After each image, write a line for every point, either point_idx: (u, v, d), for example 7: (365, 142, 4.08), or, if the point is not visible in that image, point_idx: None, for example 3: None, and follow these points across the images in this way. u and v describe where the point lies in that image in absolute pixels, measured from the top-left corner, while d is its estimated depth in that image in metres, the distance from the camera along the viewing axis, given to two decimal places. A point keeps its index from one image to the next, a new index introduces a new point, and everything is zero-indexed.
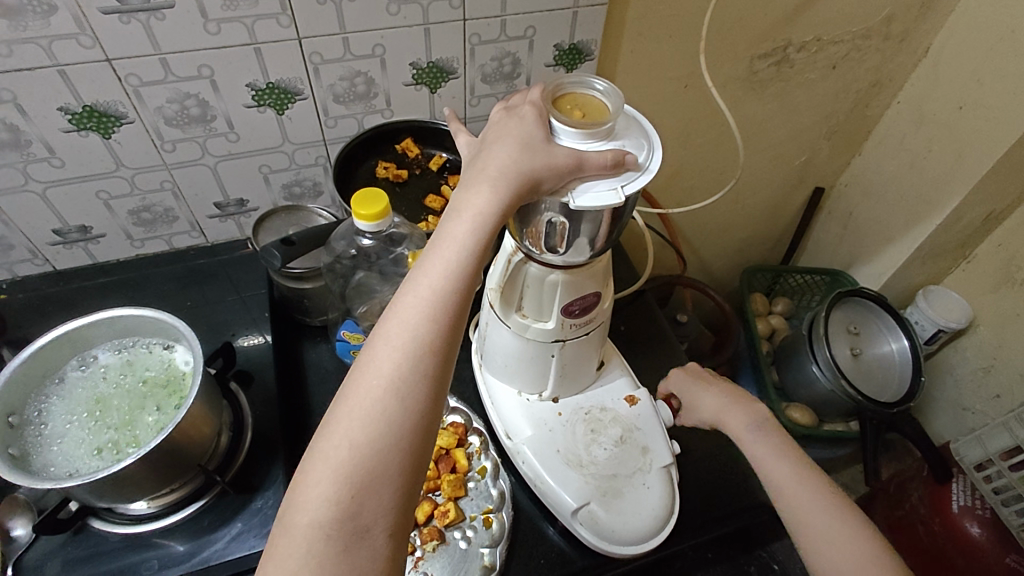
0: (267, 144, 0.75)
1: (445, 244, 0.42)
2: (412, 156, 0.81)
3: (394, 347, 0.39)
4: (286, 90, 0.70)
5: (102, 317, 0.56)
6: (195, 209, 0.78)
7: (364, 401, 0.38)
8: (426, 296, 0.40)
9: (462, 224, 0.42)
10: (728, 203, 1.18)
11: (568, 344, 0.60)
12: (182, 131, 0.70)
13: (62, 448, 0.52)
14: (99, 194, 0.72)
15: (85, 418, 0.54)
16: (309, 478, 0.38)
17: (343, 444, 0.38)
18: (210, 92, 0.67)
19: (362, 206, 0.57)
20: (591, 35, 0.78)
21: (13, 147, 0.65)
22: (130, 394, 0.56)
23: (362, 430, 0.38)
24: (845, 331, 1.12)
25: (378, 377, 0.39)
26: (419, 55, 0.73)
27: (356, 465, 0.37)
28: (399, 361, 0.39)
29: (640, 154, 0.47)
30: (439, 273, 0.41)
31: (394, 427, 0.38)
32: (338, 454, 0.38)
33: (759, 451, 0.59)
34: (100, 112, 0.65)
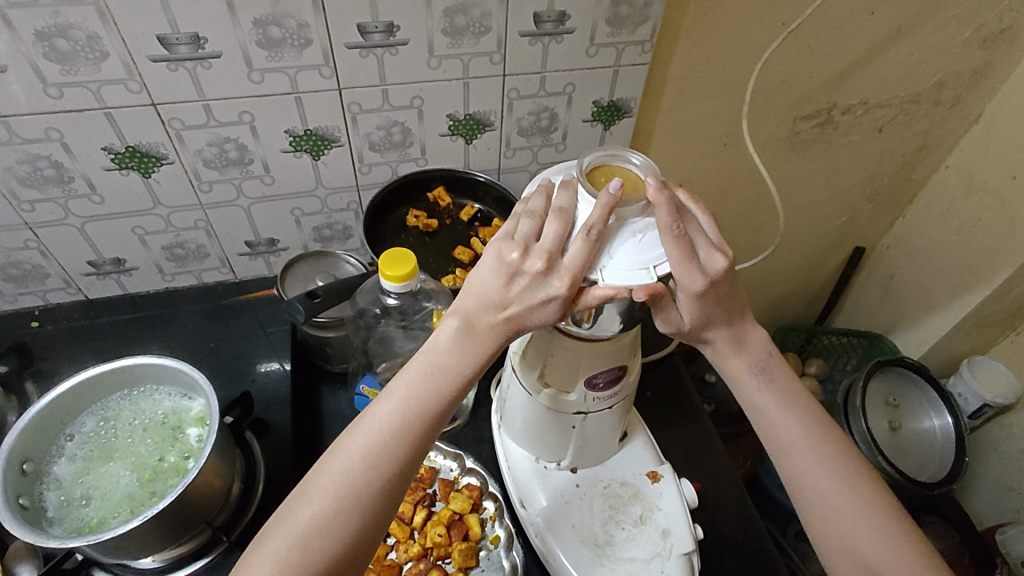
0: (300, 188, 0.75)
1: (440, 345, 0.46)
2: (444, 205, 0.80)
3: (374, 431, 0.44)
4: (323, 137, 0.71)
5: (140, 361, 0.56)
6: (226, 246, 0.79)
7: (336, 477, 0.43)
8: (414, 392, 0.45)
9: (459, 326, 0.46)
10: (762, 262, 1.15)
11: (590, 416, 0.57)
12: (220, 173, 0.70)
13: (73, 498, 0.51)
14: (135, 230, 0.73)
15: (97, 470, 0.53)
16: (298, 512, 0.43)
17: (306, 512, 0.42)
18: (249, 137, 0.68)
19: (389, 267, 0.56)
20: (631, 93, 0.77)
21: (56, 183, 0.66)
22: (140, 445, 0.55)
23: (326, 504, 0.42)
24: (883, 404, 1.07)
25: (353, 456, 0.44)
26: (456, 108, 0.73)
27: (311, 537, 0.42)
28: (373, 448, 0.44)
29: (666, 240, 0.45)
30: (457, 359, 0.46)
31: (354, 506, 0.43)
32: (300, 520, 0.42)
33: (803, 472, 0.50)
34: (141, 153, 0.66)
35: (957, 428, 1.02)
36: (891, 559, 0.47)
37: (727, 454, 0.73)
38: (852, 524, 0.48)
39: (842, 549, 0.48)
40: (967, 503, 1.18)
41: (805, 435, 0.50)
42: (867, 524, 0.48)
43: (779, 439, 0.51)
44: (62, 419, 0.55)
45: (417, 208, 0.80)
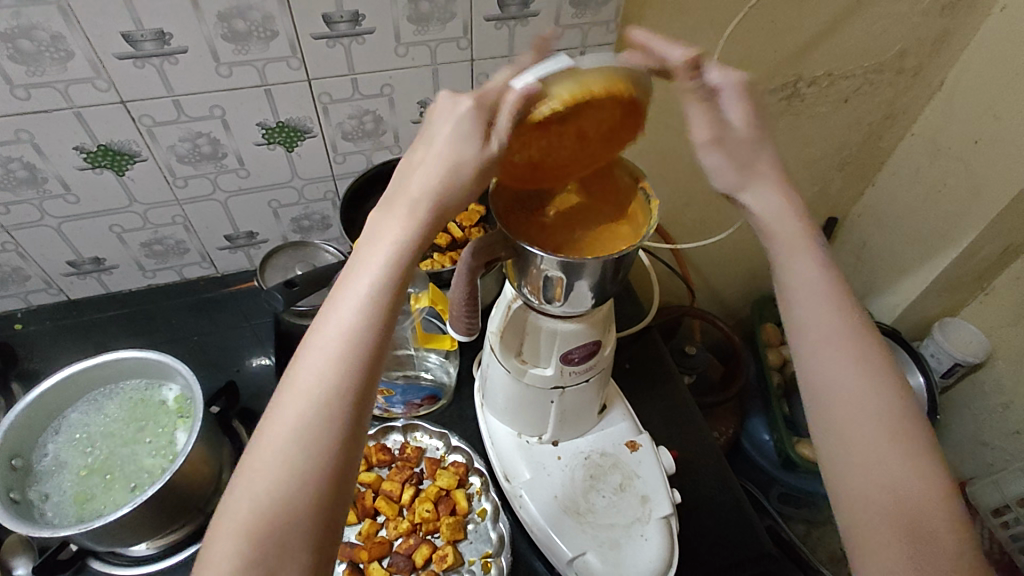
0: (275, 180, 0.76)
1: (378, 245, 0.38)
2: None
3: (325, 358, 0.36)
4: (295, 128, 0.71)
5: (130, 356, 0.57)
6: (205, 241, 0.79)
7: (290, 419, 0.35)
8: (361, 303, 0.37)
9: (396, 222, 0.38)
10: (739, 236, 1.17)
11: (567, 390, 0.59)
12: (194, 168, 0.71)
13: (63, 490, 0.53)
14: (112, 228, 0.74)
15: (84, 461, 0.54)
16: (254, 465, 0.35)
17: (262, 468, 0.35)
18: (221, 131, 0.68)
19: None
20: None
21: (30, 185, 0.66)
22: (126, 436, 0.56)
23: (285, 453, 0.35)
24: None
25: (305, 394, 0.36)
26: (426, 94, 0.73)
27: (274, 494, 0.34)
28: (326, 377, 0.36)
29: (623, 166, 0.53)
30: (379, 264, 0.38)
31: (317, 448, 0.35)
32: (259, 473, 0.35)
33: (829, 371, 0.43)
34: (114, 151, 0.66)
35: (929, 388, 1.05)
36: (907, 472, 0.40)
37: (705, 421, 0.75)
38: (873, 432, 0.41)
39: (859, 459, 0.41)
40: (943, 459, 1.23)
41: (842, 328, 0.43)
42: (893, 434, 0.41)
43: (807, 331, 0.44)
44: (53, 411, 0.56)
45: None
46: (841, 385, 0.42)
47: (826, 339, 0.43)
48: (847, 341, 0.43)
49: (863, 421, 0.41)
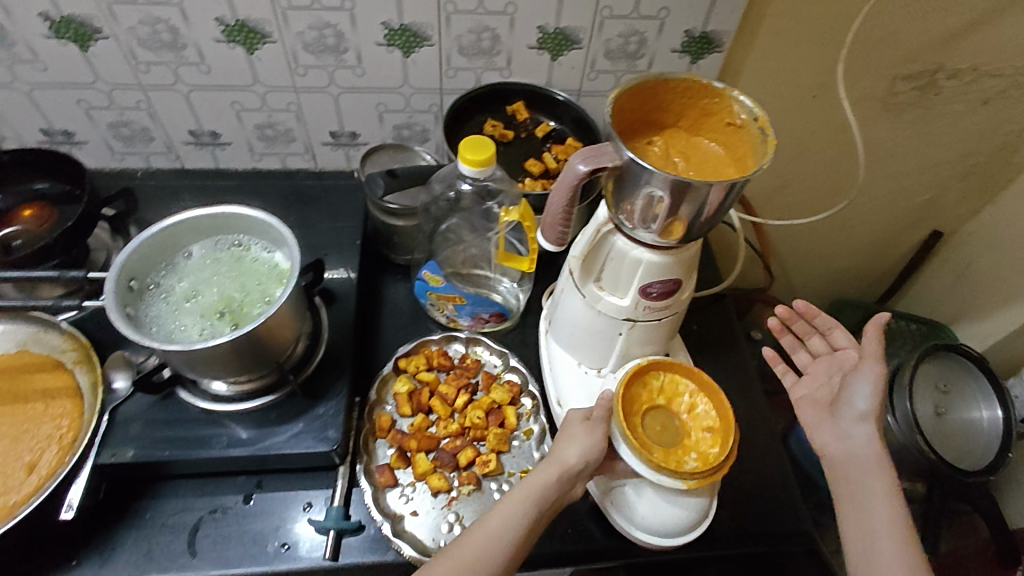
0: (386, 83, 0.78)
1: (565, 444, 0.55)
2: (521, 119, 0.81)
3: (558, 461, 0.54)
4: (416, 34, 0.73)
5: (243, 211, 0.60)
6: (312, 133, 0.83)
7: (529, 488, 0.52)
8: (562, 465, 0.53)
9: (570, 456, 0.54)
10: (831, 229, 1.12)
11: (637, 325, 0.59)
12: (316, 58, 0.74)
13: (165, 319, 0.56)
14: (233, 104, 0.78)
15: (187, 299, 0.58)
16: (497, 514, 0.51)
17: (508, 509, 0.51)
18: (348, 25, 0.71)
19: (469, 152, 0.58)
20: (725, 26, 0.75)
21: (171, 48, 0.71)
22: (227, 286, 0.59)
23: (518, 509, 0.51)
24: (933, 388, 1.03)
25: (533, 490, 0.52)
26: (547, 20, 0.73)
27: (511, 527, 0.50)
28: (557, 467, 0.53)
29: (738, 103, 0.52)
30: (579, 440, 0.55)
31: (539, 496, 0.52)
32: (505, 515, 0.51)
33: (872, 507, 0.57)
34: (249, 28, 0.70)
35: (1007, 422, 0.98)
36: None
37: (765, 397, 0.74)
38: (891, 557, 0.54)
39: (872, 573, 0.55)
40: (1004, 507, 1.15)
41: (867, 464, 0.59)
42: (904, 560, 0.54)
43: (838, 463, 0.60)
44: (166, 248, 0.60)
45: (496, 119, 0.82)
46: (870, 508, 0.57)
47: (879, 511, 0.57)
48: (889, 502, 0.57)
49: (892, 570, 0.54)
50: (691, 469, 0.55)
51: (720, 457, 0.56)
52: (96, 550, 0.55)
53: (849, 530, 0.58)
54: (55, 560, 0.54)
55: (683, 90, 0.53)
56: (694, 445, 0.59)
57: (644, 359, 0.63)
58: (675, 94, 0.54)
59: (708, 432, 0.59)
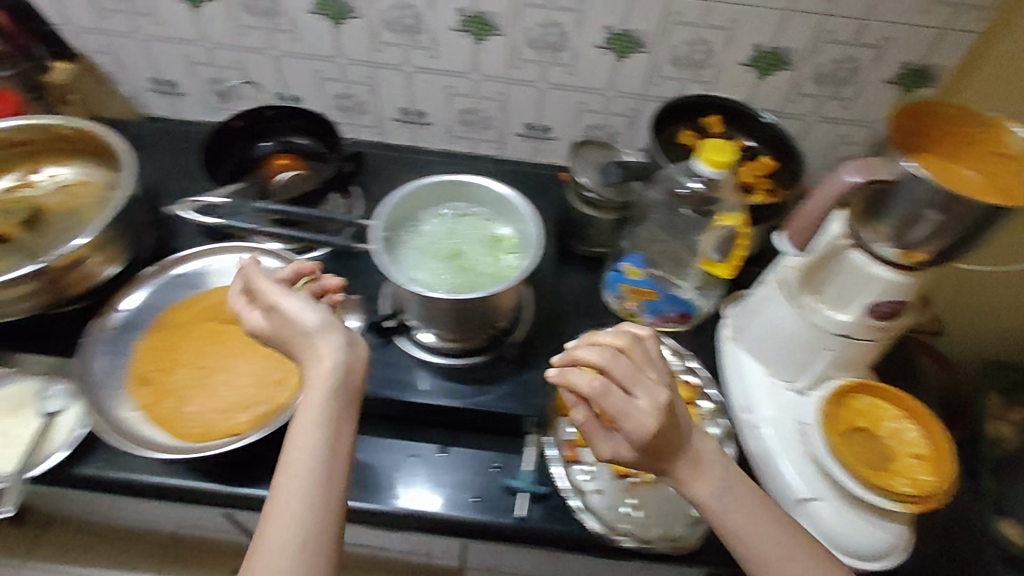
0: (592, 84, 0.81)
1: (302, 415, 0.48)
2: (714, 132, 0.78)
3: (308, 435, 0.47)
4: (635, 40, 0.76)
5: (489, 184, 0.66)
6: (509, 124, 0.88)
7: (294, 480, 0.46)
8: (311, 443, 0.47)
9: (310, 416, 0.48)
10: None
11: (850, 342, 0.59)
12: (536, 53, 0.79)
13: (416, 268, 0.63)
14: (447, 88, 0.85)
15: (432, 253, 0.65)
16: (280, 509, 0.45)
17: (288, 501, 0.45)
18: (574, 25, 0.75)
19: (710, 152, 0.62)
20: (945, 61, 0.75)
21: (410, 32, 0.78)
22: (470, 244, 0.66)
23: (299, 501, 0.45)
24: None
25: (294, 472, 0.46)
26: (764, 39, 0.75)
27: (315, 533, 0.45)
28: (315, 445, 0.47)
29: (1012, 132, 0.51)
30: (315, 414, 0.48)
31: (311, 479, 0.46)
32: (284, 507, 0.45)
33: None
34: (484, 19, 0.76)
35: None
36: None
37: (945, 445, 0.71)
38: None
39: None
40: None
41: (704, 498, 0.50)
42: None
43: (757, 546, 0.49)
44: (415, 208, 0.67)
45: (688, 130, 0.79)
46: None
47: (767, 553, 0.49)
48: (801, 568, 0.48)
49: None
50: (904, 492, 0.55)
51: (937, 486, 0.56)
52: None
53: None
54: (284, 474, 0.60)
55: (951, 113, 0.53)
56: (902, 470, 0.58)
57: (846, 380, 0.63)
58: (946, 123, 0.54)
59: (916, 459, 0.59)
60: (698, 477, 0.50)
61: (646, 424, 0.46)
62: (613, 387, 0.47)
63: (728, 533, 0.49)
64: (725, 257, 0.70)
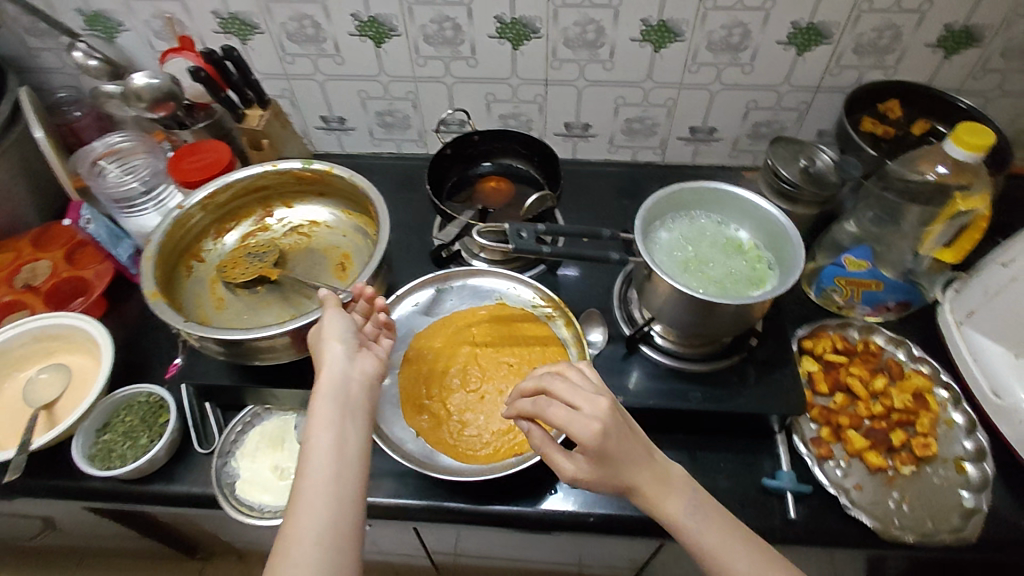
0: (629, 77, 0.83)
1: (314, 431, 0.51)
2: None
3: (327, 447, 0.51)
4: (671, 30, 0.77)
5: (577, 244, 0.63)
6: (548, 124, 0.91)
7: (305, 481, 0.49)
8: (323, 448, 0.51)
9: (326, 432, 0.51)
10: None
11: None
12: (573, 52, 0.80)
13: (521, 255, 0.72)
14: (487, 95, 0.87)
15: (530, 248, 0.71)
16: (300, 514, 0.47)
17: (306, 497, 0.48)
18: (610, 21, 0.76)
19: None
20: (991, 19, 0.74)
21: (449, 44, 0.80)
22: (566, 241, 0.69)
23: (321, 504, 0.48)
24: None
25: (312, 474, 0.49)
26: (803, 15, 0.74)
27: (326, 515, 0.48)
28: (326, 442, 0.51)
29: None
30: (328, 428, 0.51)
31: (323, 469, 0.50)
32: (314, 513, 0.48)
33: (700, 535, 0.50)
34: (521, 25, 0.77)
35: None
36: None
37: None
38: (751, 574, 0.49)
39: None
40: None
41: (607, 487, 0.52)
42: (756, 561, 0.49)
43: (678, 521, 0.51)
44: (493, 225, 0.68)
45: None
46: (700, 532, 0.50)
47: (686, 513, 0.51)
48: (710, 518, 0.51)
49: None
50: None
51: None
52: (417, 475, 0.66)
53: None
54: (386, 480, 0.65)
55: None
56: None
57: None
58: None
59: None
60: (666, 492, 0.52)
61: (604, 422, 0.50)
62: (612, 428, 0.51)
63: (707, 550, 0.50)
64: (754, 238, 0.70)
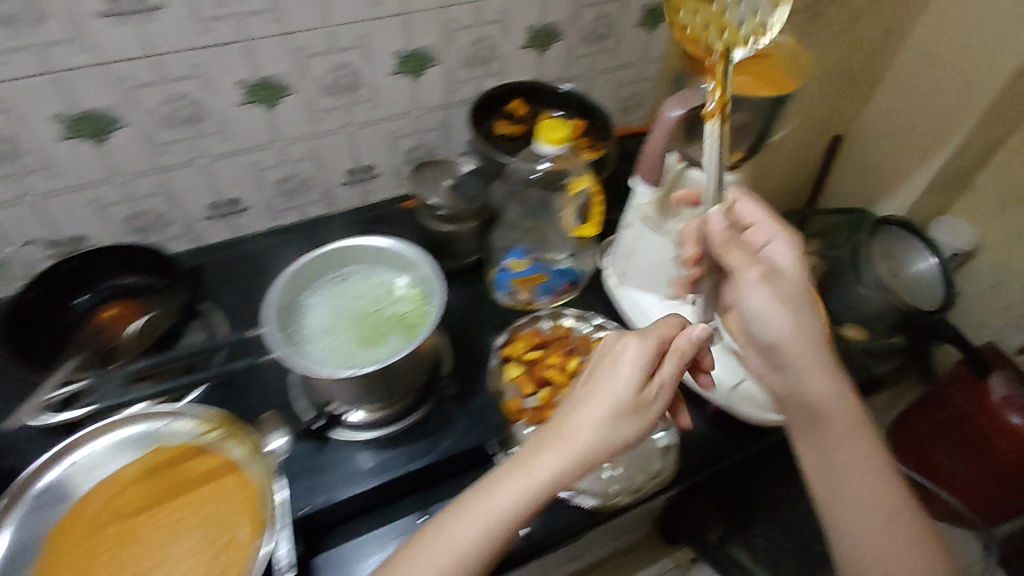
0: (515, 84, 0.91)
1: (607, 377, 0.54)
2: (521, 114, 0.93)
3: (608, 396, 0.53)
4: (551, 32, 0.88)
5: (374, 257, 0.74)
6: (451, 145, 0.96)
7: (581, 420, 0.52)
8: (604, 392, 0.53)
9: (622, 370, 0.54)
10: (928, 105, 1.07)
11: None
12: (473, 69, 0.88)
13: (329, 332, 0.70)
14: (390, 134, 0.89)
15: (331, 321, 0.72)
16: (581, 413, 0.52)
17: (586, 430, 0.52)
18: (499, 34, 0.85)
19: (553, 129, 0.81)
20: None
21: (349, 90, 0.81)
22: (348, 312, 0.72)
23: (592, 434, 0.52)
24: (885, 257, 1.02)
25: (578, 417, 0.52)
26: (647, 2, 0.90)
27: (589, 447, 0.51)
28: (614, 388, 0.53)
29: None
30: (625, 378, 0.53)
31: (589, 415, 0.52)
32: (579, 436, 0.52)
33: (847, 464, 0.59)
34: (417, 57, 0.82)
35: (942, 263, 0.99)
36: (902, 553, 0.56)
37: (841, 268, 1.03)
38: (868, 485, 0.58)
39: (839, 505, 0.58)
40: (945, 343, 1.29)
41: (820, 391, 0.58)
42: (895, 539, 0.56)
43: (822, 425, 0.59)
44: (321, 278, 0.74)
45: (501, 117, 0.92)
46: (847, 459, 0.59)
47: (849, 458, 0.58)
48: (876, 462, 0.59)
49: (867, 517, 0.57)
50: None
51: None
52: None
53: (827, 494, 0.59)
54: None
55: None
56: None
57: None
58: None
59: None
60: (826, 392, 0.58)
61: (798, 282, 0.60)
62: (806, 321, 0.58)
63: (822, 476, 0.60)
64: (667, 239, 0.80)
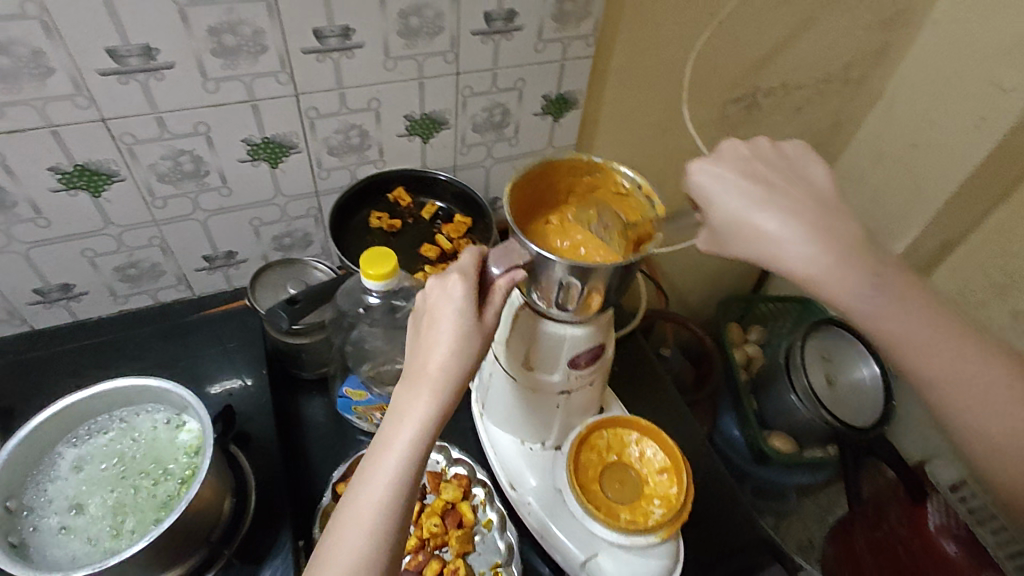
0: (533, 148, 0.84)
1: (427, 346, 0.47)
2: (405, 205, 0.80)
3: (438, 367, 0.46)
4: (568, 100, 0.80)
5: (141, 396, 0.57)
6: None
7: (411, 404, 0.45)
8: (428, 374, 0.46)
9: (443, 338, 0.46)
10: (898, 197, 1.04)
11: None
12: (481, 136, 0.80)
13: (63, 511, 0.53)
14: None
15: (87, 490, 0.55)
16: (402, 410, 0.45)
17: (406, 432, 0.45)
18: (515, 102, 0.77)
19: (371, 266, 0.56)
20: (800, 58, 0.92)
21: (355, 150, 0.75)
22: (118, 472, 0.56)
23: (414, 429, 0.45)
24: (819, 359, 1.12)
25: (428, 387, 0.45)
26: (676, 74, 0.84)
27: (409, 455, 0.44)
28: (439, 373, 0.45)
29: None
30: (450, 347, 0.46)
31: (428, 407, 0.45)
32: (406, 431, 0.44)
33: (893, 314, 0.44)
34: (431, 120, 0.75)
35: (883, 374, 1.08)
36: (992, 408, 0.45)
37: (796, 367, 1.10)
38: (952, 362, 0.45)
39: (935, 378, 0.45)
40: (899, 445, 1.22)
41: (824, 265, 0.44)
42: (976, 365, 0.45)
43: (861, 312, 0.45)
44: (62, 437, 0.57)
45: (378, 208, 0.80)
46: (898, 322, 0.44)
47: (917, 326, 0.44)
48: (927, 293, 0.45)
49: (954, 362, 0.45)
50: None
51: None
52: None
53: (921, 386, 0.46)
54: None
55: None
56: None
57: None
58: None
59: None
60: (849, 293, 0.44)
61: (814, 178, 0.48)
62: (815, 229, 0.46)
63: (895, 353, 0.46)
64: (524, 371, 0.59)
